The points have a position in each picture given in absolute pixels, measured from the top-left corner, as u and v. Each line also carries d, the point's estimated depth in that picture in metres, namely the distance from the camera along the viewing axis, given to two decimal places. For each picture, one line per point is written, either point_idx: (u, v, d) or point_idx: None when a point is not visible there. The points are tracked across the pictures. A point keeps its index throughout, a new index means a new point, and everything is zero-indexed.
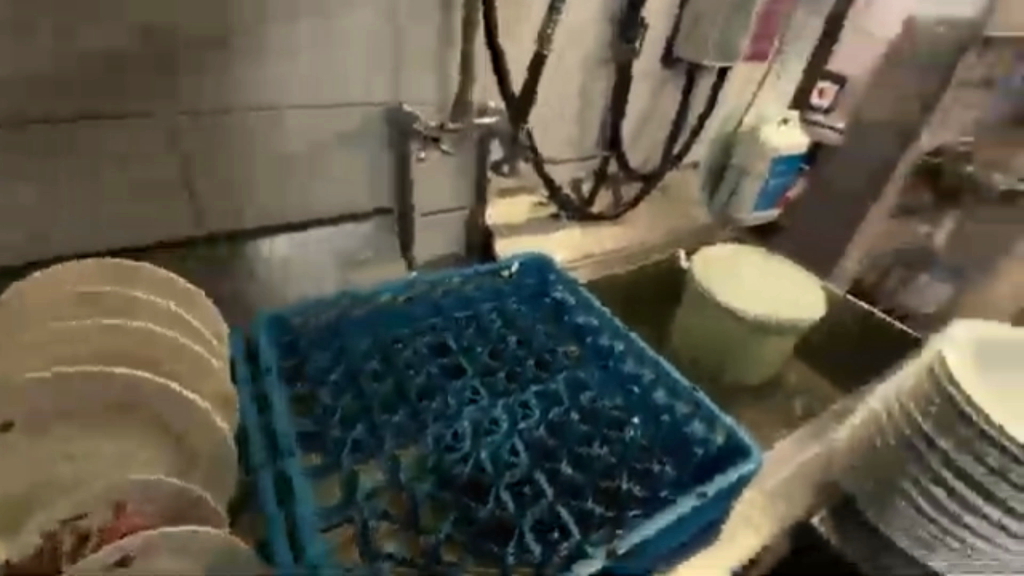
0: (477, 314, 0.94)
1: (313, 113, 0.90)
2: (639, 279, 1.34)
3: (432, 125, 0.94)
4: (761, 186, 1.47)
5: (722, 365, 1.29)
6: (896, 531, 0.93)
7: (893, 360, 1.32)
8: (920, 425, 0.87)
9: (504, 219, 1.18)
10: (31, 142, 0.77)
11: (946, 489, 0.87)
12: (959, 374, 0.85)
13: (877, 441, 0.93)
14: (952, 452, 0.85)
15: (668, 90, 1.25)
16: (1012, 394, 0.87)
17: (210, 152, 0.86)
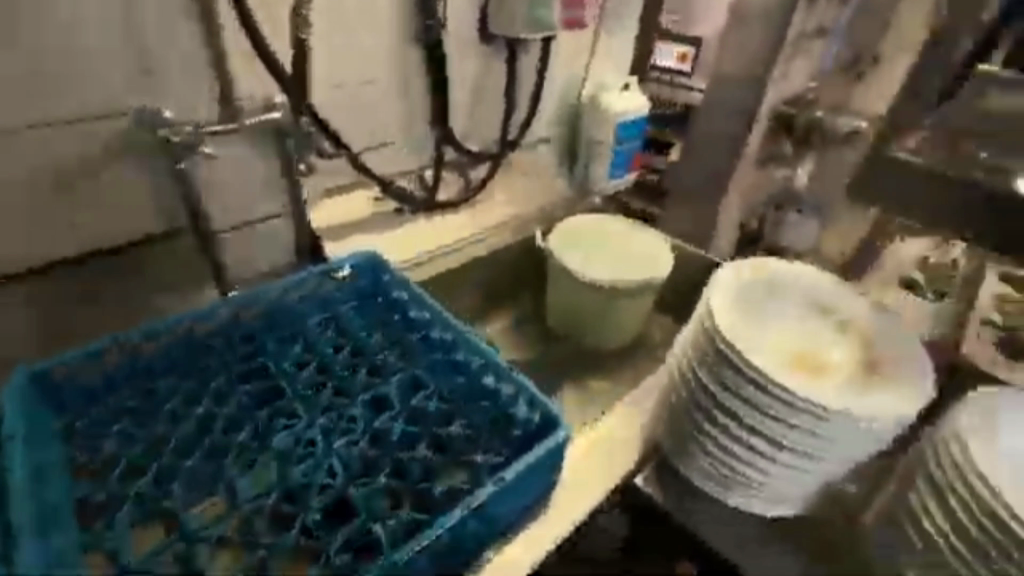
0: (301, 329, 0.91)
1: (50, 130, 0.79)
2: (501, 260, 1.31)
3: (199, 124, 0.85)
4: (612, 152, 1.49)
5: (585, 331, 1.31)
6: (693, 472, 0.90)
7: None
8: (697, 375, 0.85)
9: (325, 222, 1.08)
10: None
11: (722, 432, 0.84)
12: (724, 322, 0.83)
13: (671, 396, 0.90)
14: (720, 394, 0.82)
15: (494, 65, 1.22)
16: (775, 331, 0.85)
17: (105, 160, 0.85)
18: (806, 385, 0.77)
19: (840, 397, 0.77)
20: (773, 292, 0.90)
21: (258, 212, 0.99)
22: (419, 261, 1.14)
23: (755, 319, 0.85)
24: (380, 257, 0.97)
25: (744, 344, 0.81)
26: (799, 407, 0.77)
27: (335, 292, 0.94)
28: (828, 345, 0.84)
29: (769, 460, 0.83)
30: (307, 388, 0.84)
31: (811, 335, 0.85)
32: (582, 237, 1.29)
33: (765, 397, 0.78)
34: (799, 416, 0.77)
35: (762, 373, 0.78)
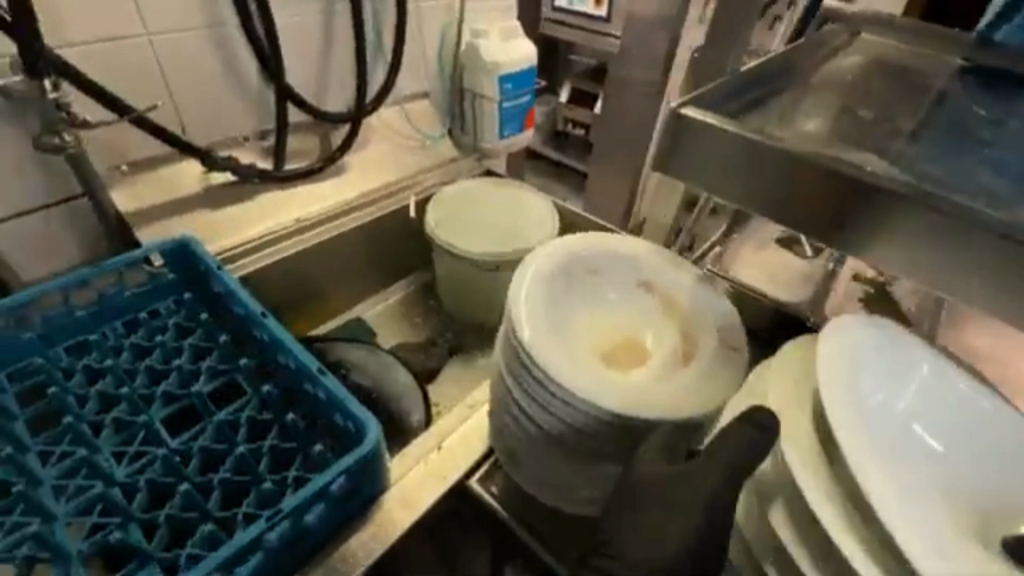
0: (96, 336, 0.78)
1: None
2: (380, 235, 1.18)
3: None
4: (498, 109, 1.35)
5: (470, 308, 1.21)
6: (559, 497, 0.62)
7: None
8: (520, 403, 0.58)
9: (135, 205, 0.93)
10: None
11: (533, 444, 0.60)
12: (538, 337, 0.55)
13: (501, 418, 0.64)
14: (521, 397, 0.58)
15: (337, 14, 1.06)
16: (602, 328, 0.60)
17: None
18: (606, 386, 0.53)
19: (647, 407, 0.52)
20: (600, 254, 0.64)
21: (39, 196, 0.84)
22: (266, 243, 1.00)
23: (564, 294, 0.60)
24: (194, 245, 0.83)
25: (537, 334, 0.55)
26: (598, 419, 0.52)
27: (142, 289, 0.82)
28: (653, 330, 0.61)
29: (582, 479, 0.59)
30: (99, 407, 0.71)
31: (633, 320, 0.61)
32: (464, 207, 1.20)
33: (553, 400, 0.53)
34: (597, 431, 0.53)
35: (547, 372, 0.53)
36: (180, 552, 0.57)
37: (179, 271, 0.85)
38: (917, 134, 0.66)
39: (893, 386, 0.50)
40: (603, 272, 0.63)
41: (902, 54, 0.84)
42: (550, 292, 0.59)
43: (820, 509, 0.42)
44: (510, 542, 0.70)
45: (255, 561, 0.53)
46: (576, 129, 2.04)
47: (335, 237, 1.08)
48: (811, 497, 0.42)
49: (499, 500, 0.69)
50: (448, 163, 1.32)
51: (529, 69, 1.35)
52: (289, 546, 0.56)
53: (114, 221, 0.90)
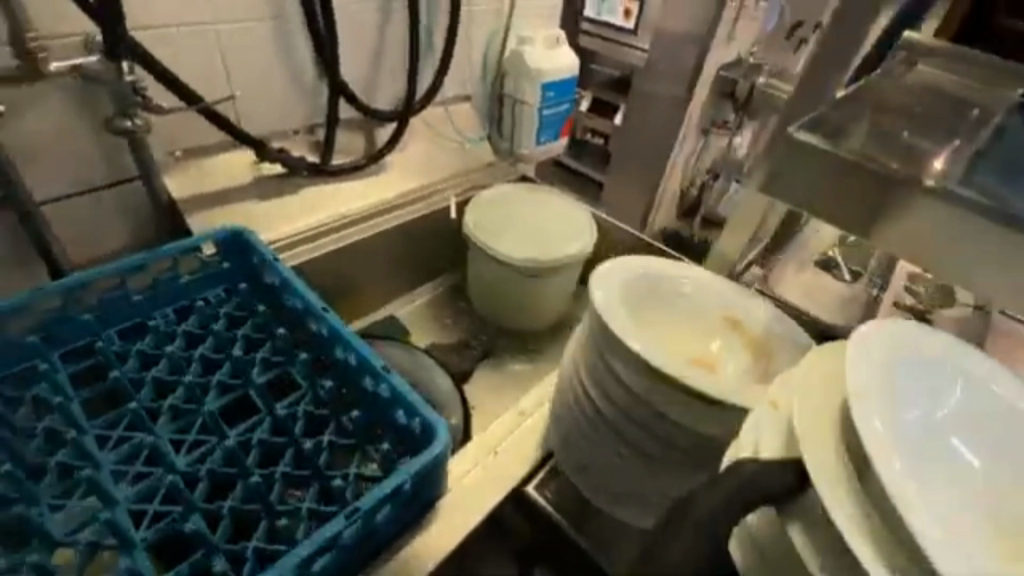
0: (147, 320, 0.78)
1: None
2: (418, 235, 1.19)
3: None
4: (538, 115, 1.36)
5: (505, 311, 1.22)
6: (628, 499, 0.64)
7: None
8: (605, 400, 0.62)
9: (188, 192, 0.93)
10: None
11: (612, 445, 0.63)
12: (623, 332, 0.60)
13: (570, 419, 0.67)
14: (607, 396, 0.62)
15: (394, 12, 1.07)
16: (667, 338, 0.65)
17: None
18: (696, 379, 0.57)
19: (712, 418, 0.56)
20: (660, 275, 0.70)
21: (96, 178, 0.83)
22: (314, 237, 1.01)
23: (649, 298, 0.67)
24: (247, 235, 0.84)
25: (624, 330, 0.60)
26: (660, 417, 0.58)
27: (196, 277, 0.82)
28: (722, 340, 0.67)
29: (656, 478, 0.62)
30: (154, 394, 0.71)
31: (702, 334, 0.68)
32: (502, 210, 1.20)
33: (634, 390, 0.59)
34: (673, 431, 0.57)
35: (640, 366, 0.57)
36: (247, 544, 0.56)
37: (232, 261, 0.85)
38: (984, 165, 0.68)
39: (920, 396, 0.47)
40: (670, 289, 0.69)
41: (959, 85, 0.86)
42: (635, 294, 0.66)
43: (843, 523, 0.38)
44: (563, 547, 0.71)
45: (331, 556, 0.53)
46: (596, 139, 2.04)
47: (378, 233, 1.09)
48: (836, 516, 0.38)
49: (553, 504, 0.70)
50: (486, 167, 1.33)
51: (570, 79, 1.36)
52: (360, 544, 0.56)
53: (166, 207, 0.88)
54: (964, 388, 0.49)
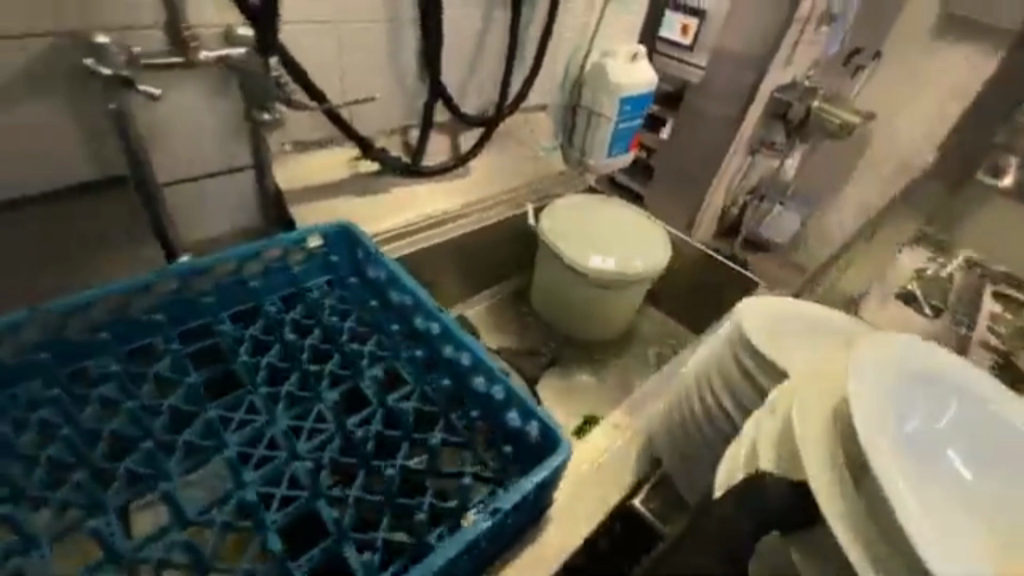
0: (259, 305, 0.80)
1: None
2: (497, 238, 1.22)
3: (139, 54, 0.68)
4: (614, 129, 1.37)
5: (572, 319, 1.24)
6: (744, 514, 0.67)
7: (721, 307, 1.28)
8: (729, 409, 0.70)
9: (294, 183, 0.96)
10: None
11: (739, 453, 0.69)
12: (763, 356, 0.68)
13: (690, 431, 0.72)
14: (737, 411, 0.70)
15: (495, 20, 1.08)
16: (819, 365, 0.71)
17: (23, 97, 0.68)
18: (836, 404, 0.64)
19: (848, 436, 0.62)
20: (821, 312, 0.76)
21: (213, 164, 0.84)
22: (406, 232, 1.05)
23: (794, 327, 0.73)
24: (354, 231, 0.87)
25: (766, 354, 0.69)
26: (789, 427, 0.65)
27: (303, 267, 0.84)
28: None
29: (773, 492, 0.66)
30: (269, 378, 0.73)
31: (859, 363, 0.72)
32: (576, 218, 1.19)
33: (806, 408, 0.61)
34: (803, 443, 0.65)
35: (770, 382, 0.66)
36: (377, 533, 0.59)
37: (337, 254, 0.87)
38: None
39: (919, 414, 0.57)
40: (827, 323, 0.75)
41: None
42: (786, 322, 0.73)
43: (842, 535, 0.47)
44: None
45: (472, 552, 0.57)
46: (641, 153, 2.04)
47: (461, 235, 1.13)
48: (830, 515, 0.48)
49: None
50: (560, 176, 1.34)
51: (648, 94, 1.37)
52: (490, 541, 0.59)
53: (273, 197, 0.91)
54: (954, 411, 0.61)
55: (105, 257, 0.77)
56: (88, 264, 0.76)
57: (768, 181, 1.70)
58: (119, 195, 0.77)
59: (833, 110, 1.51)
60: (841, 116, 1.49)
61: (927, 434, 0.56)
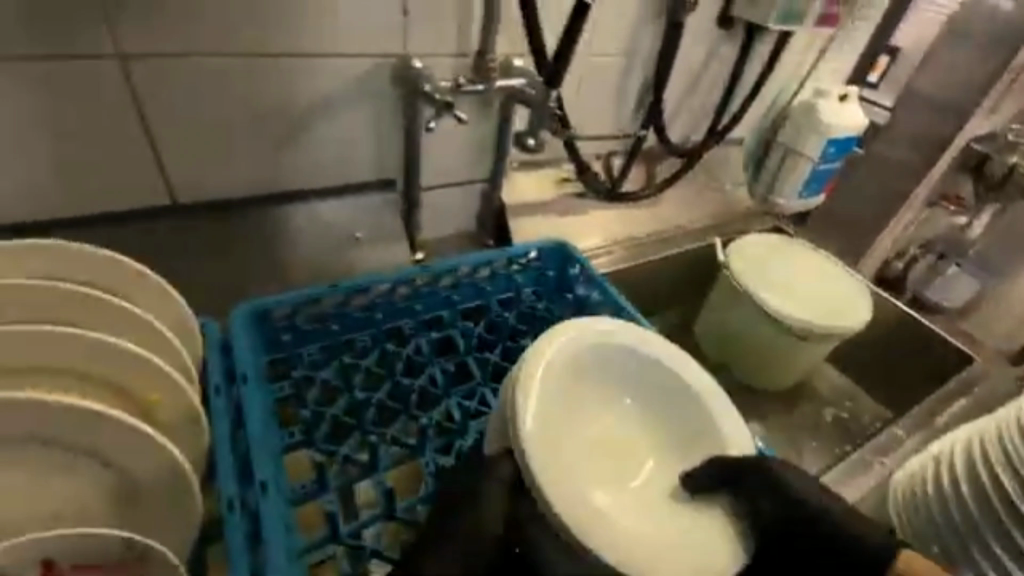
0: (486, 306, 0.87)
1: (270, 63, 0.70)
2: (676, 270, 1.23)
3: (456, 85, 0.77)
4: (811, 169, 1.28)
5: (745, 363, 1.20)
6: None
7: (914, 374, 1.18)
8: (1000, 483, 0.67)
9: (516, 197, 1.04)
10: (271, 77, 0.71)
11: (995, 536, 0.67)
12: None
13: (932, 494, 0.73)
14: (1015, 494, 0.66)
15: (721, 55, 1.09)
16: None
17: (345, 104, 0.78)
18: None
19: None
20: None
21: (459, 176, 0.95)
22: (598, 256, 1.09)
23: None
24: (569, 248, 0.93)
25: None
26: None
27: (522, 276, 0.91)
28: None
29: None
30: (494, 376, 0.81)
31: None
32: (765, 259, 1.16)
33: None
34: None
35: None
36: None
37: (552, 270, 0.93)
38: None
39: (572, 370, 0.62)
40: None
41: None
42: None
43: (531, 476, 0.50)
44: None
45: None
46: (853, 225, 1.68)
47: (645, 264, 1.15)
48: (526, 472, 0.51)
49: None
50: (743, 217, 1.33)
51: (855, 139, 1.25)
52: None
53: (497, 208, 1.01)
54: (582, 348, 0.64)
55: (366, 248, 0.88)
56: (353, 253, 0.88)
57: (948, 240, 1.48)
58: (383, 196, 0.89)
59: None
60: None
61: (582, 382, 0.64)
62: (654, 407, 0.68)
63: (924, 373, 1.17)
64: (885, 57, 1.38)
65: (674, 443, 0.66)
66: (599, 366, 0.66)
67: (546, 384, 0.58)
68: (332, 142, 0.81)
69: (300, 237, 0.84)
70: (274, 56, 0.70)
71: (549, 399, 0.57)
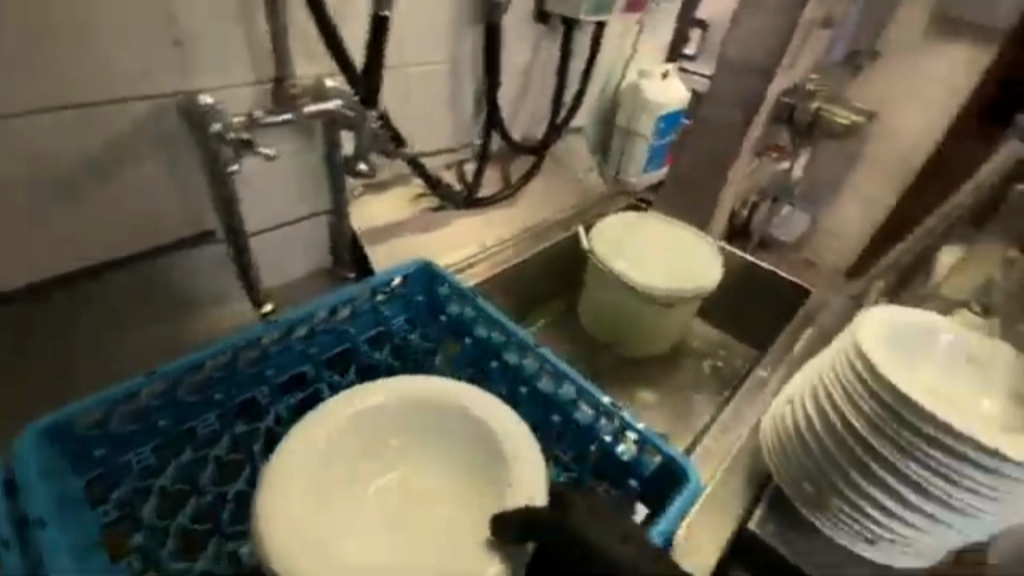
0: (354, 348, 0.80)
1: (82, 114, 0.63)
2: (549, 263, 1.24)
3: (255, 119, 0.69)
4: (649, 147, 1.41)
5: (628, 337, 1.25)
6: (843, 535, 0.62)
7: (768, 313, 1.31)
8: (852, 425, 0.59)
9: (372, 222, 0.97)
10: (15, 139, 0.60)
11: (853, 482, 0.59)
12: (888, 361, 0.57)
13: (797, 442, 0.64)
14: (869, 435, 0.57)
15: (545, 49, 1.11)
16: (933, 382, 0.60)
17: (124, 158, 0.67)
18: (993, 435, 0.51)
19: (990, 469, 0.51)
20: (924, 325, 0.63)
21: (294, 212, 0.86)
22: (471, 267, 1.04)
23: (908, 347, 0.60)
24: (434, 266, 0.86)
25: (893, 368, 0.57)
26: (944, 452, 0.53)
27: (386, 307, 0.83)
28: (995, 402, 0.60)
29: (879, 515, 0.58)
30: None
31: (971, 390, 0.61)
32: (621, 239, 1.21)
33: (928, 449, 0.54)
34: (948, 474, 0.54)
35: (890, 391, 0.55)
36: None
37: (420, 292, 0.86)
38: None
39: (358, 429, 0.61)
40: (927, 339, 0.62)
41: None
42: (903, 334, 0.61)
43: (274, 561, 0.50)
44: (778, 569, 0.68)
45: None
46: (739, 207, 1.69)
47: (521, 264, 1.13)
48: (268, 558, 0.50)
49: (778, 541, 0.68)
50: (603, 198, 1.37)
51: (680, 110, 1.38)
52: None
53: (349, 238, 0.93)
54: (369, 404, 0.62)
55: (200, 312, 0.79)
56: (187, 319, 0.78)
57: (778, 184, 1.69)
58: (207, 251, 0.78)
59: (839, 110, 1.50)
60: (849, 115, 1.48)
61: (376, 438, 0.62)
62: (455, 446, 0.63)
63: (773, 309, 1.30)
64: (694, 32, 1.52)
65: (488, 481, 0.60)
66: (399, 415, 0.63)
67: (297, 449, 0.57)
68: (121, 202, 0.70)
69: (120, 314, 0.72)
70: (114, 102, 0.64)
71: (300, 464, 0.56)
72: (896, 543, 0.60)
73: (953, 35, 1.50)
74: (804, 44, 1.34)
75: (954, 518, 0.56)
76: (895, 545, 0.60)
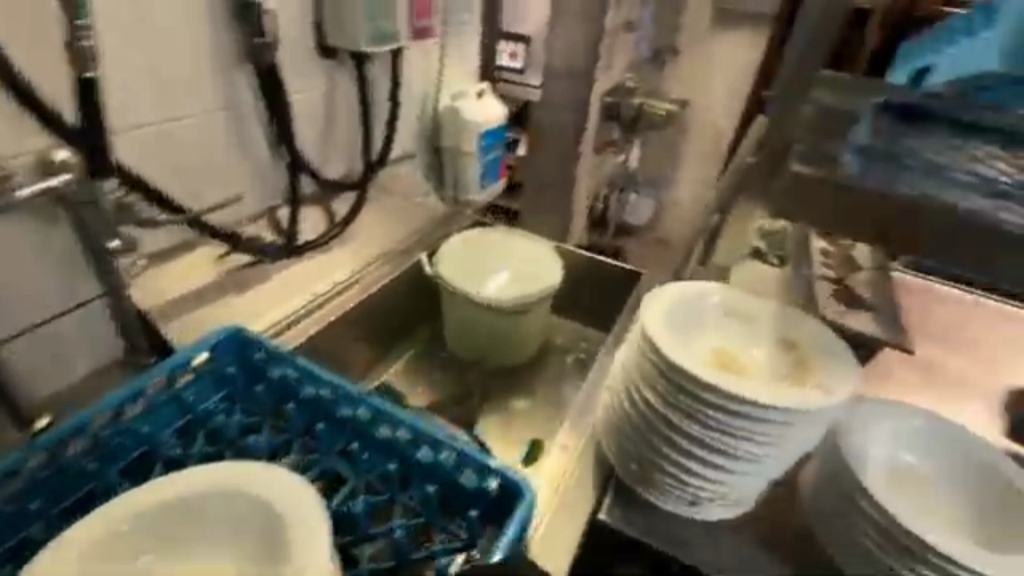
0: (153, 448, 0.71)
1: None
2: (399, 296, 1.20)
3: None
4: (479, 163, 1.44)
5: (491, 351, 1.25)
6: (675, 504, 0.67)
7: (621, 300, 1.38)
8: (651, 403, 0.63)
9: (162, 299, 0.89)
10: None
11: (665, 455, 0.64)
12: (665, 338, 0.63)
13: (622, 427, 0.68)
14: (664, 409, 0.62)
15: (341, 82, 1.08)
16: (711, 345, 0.66)
17: None
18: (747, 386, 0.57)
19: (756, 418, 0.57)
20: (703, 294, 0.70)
21: (53, 303, 0.75)
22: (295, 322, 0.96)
23: (686, 319, 0.67)
24: (248, 331, 0.79)
25: (671, 344, 0.63)
26: (724, 410, 0.58)
27: (192, 390, 0.75)
28: (762, 348, 0.67)
29: (691, 480, 0.63)
30: None
31: (744, 343, 0.68)
32: (462, 259, 1.22)
33: (706, 411, 0.59)
34: (728, 430, 0.59)
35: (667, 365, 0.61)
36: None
37: (231, 364, 0.78)
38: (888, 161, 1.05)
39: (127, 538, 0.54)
40: (704, 308, 0.69)
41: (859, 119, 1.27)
42: (681, 309, 0.67)
43: None
44: (644, 556, 0.70)
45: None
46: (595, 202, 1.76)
47: (358, 304, 1.08)
48: None
49: (622, 522, 0.72)
50: (445, 218, 1.36)
51: (501, 127, 1.44)
52: None
53: (136, 319, 0.79)
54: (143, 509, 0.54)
55: None
56: None
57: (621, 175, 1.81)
58: None
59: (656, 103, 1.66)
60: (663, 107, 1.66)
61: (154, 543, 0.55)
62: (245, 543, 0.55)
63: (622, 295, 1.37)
64: (516, 45, 1.56)
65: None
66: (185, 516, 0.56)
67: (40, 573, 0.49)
68: None
69: None
70: None
71: None
72: (714, 500, 0.65)
73: (734, 24, 1.77)
74: (612, 47, 1.46)
75: (749, 466, 0.61)
76: (714, 502, 0.65)
